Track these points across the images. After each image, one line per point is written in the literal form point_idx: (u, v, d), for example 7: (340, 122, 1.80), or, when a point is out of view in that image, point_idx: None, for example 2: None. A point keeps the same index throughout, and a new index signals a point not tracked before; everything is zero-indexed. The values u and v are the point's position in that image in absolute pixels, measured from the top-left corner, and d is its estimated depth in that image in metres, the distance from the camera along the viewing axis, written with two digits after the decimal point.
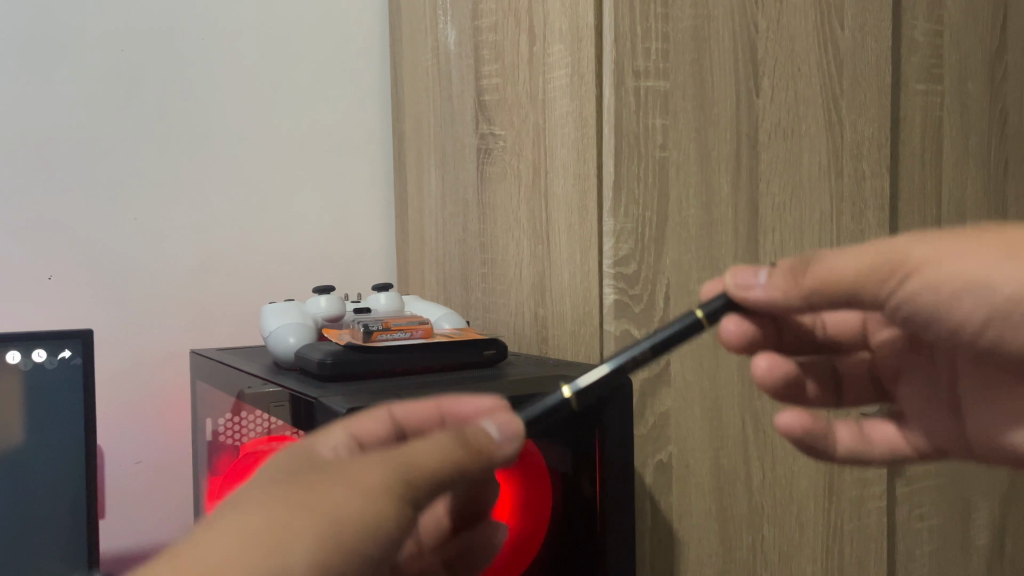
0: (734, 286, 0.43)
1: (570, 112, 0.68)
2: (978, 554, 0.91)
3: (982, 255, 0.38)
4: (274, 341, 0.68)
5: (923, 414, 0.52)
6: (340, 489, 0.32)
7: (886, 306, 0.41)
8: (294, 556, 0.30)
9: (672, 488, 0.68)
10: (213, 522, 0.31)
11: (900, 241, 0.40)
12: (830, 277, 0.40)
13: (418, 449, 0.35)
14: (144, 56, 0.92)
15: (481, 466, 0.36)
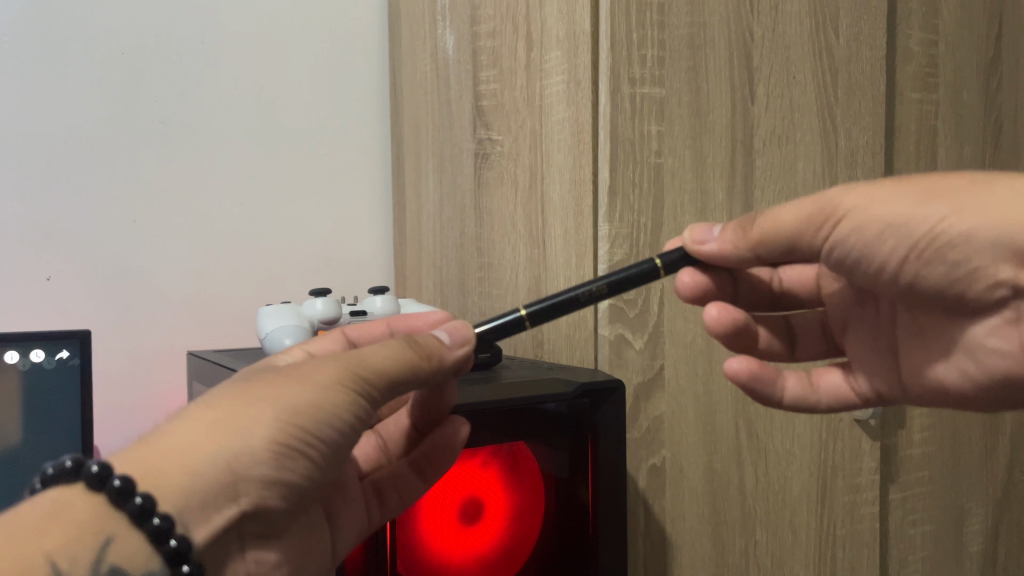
0: (690, 241, 0.51)
1: (566, 118, 0.69)
2: (970, 560, 0.91)
3: (900, 202, 0.44)
4: (271, 342, 0.70)
5: (866, 360, 0.56)
6: (296, 384, 0.41)
7: (824, 250, 0.48)
8: (253, 431, 0.39)
9: (665, 492, 0.69)
10: (193, 405, 0.40)
11: (836, 192, 0.47)
12: (775, 226, 0.48)
13: (369, 350, 0.43)
14: (147, 60, 0.93)
15: (428, 365, 0.44)
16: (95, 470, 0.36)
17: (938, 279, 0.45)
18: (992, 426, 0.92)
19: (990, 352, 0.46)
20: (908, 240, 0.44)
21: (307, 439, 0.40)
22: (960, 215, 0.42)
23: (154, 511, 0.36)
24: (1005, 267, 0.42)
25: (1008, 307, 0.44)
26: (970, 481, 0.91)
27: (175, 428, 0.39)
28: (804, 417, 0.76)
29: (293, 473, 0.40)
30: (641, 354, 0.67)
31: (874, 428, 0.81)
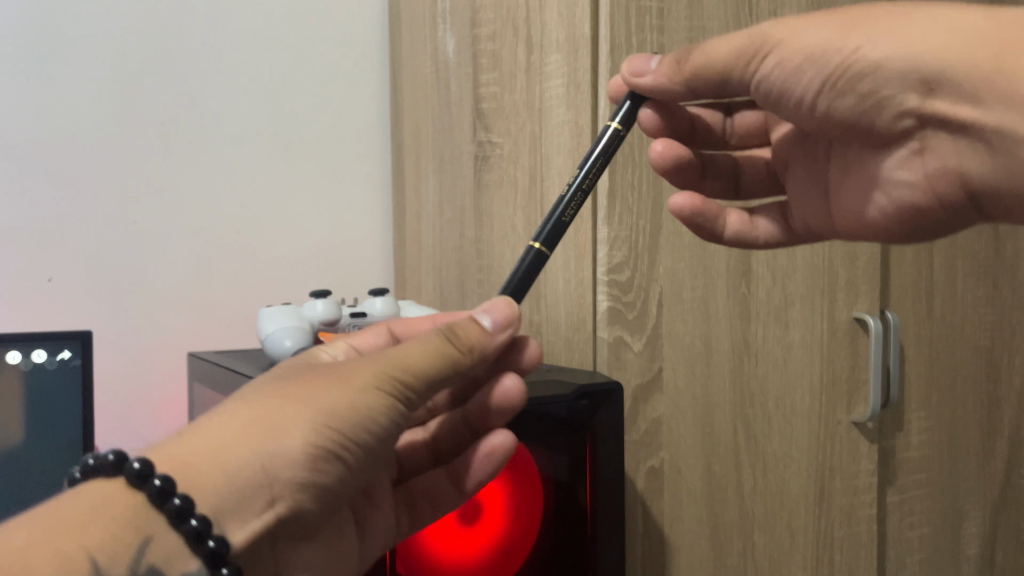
0: (630, 73, 0.55)
1: (566, 121, 0.69)
2: (968, 562, 0.91)
3: (823, 34, 0.47)
4: (272, 343, 0.70)
5: (803, 196, 0.60)
6: (338, 387, 0.42)
7: (750, 85, 0.50)
8: (291, 435, 0.40)
9: (663, 494, 0.69)
10: (232, 401, 0.42)
11: (768, 26, 0.49)
12: (710, 59, 0.51)
13: (408, 349, 0.44)
14: (149, 61, 0.94)
15: (468, 358, 0.45)
16: (136, 467, 0.37)
17: (849, 110, 0.47)
18: (989, 429, 0.92)
19: (898, 184, 0.50)
20: (823, 70, 0.46)
21: (341, 440, 0.41)
22: (876, 42, 0.45)
23: (192, 512, 0.37)
24: (912, 95, 0.45)
25: (913, 138, 0.47)
26: (968, 484, 0.91)
27: (213, 424, 0.40)
28: (803, 419, 0.76)
29: (326, 477, 0.41)
30: (639, 356, 0.68)
31: (872, 430, 0.81)
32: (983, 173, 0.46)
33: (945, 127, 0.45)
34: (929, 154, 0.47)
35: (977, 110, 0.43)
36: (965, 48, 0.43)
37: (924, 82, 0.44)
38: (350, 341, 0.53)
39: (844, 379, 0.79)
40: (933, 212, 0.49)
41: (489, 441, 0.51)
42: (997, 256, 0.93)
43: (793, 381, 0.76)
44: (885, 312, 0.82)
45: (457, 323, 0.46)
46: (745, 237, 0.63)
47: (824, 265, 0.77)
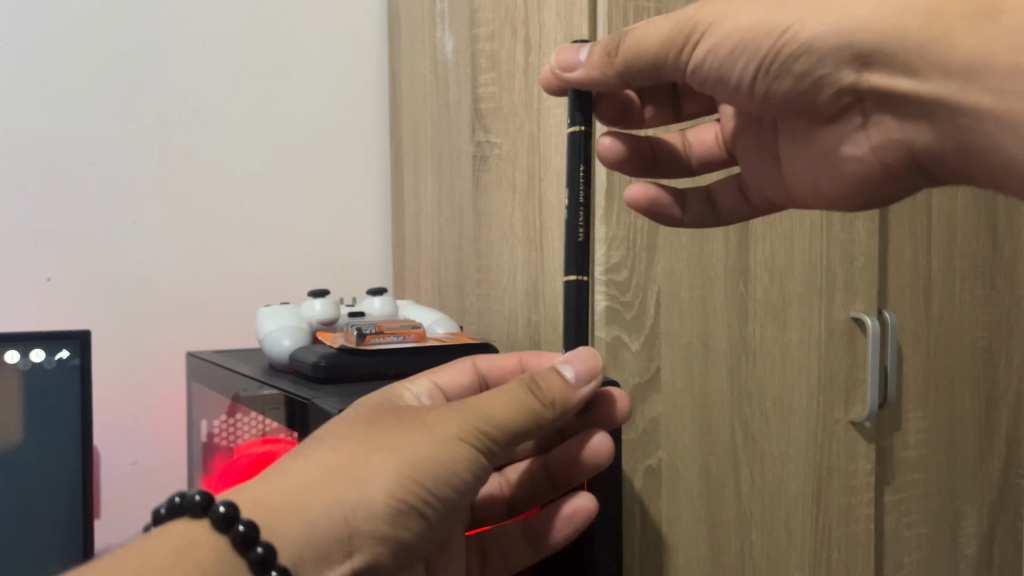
0: (559, 68, 0.52)
1: (564, 121, 0.69)
2: (965, 562, 0.91)
3: (753, 14, 0.45)
4: (270, 343, 0.70)
5: (754, 166, 0.59)
6: (421, 436, 0.42)
7: (687, 70, 0.49)
8: (374, 484, 0.39)
9: (661, 493, 0.69)
10: (319, 442, 0.42)
11: (696, 8, 0.48)
12: (641, 46, 0.49)
13: (494, 403, 0.44)
14: (146, 60, 0.94)
15: (551, 411, 0.45)
16: (221, 511, 0.37)
17: (789, 91, 0.46)
18: (987, 428, 0.93)
19: (847, 159, 0.50)
20: (758, 54, 0.45)
21: (426, 494, 0.40)
22: (809, 20, 0.44)
23: (273, 562, 0.37)
24: (848, 72, 0.44)
25: (854, 110, 0.47)
26: (965, 484, 0.91)
27: (299, 467, 0.40)
28: (801, 419, 0.76)
29: (404, 531, 0.40)
30: (637, 355, 0.68)
31: (869, 431, 0.81)
32: (926, 140, 0.46)
33: (883, 98, 0.45)
34: (873, 127, 0.47)
35: (917, 81, 0.43)
36: (896, 19, 0.42)
37: (859, 58, 0.43)
38: (434, 378, 0.52)
39: (841, 378, 0.79)
40: (880, 182, 0.49)
41: (574, 503, 0.55)
42: (994, 257, 0.93)
43: (790, 381, 0.76)
44: (882, 312, 0.82)
45: (539, 374, 0.46)
46: (705, 217, 0.62)
47: (822, 266, 0.77)
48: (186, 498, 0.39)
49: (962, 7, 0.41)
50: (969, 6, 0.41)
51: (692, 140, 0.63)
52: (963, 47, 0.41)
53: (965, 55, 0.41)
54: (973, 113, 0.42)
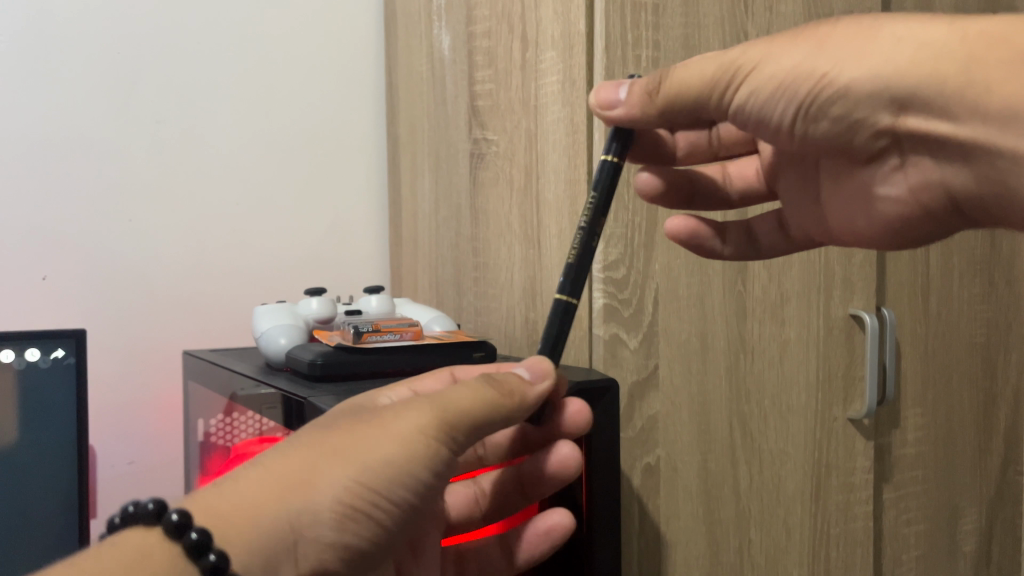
0: (598, 106, 0.51)
1: (562, 119, 0.69)
2: (964, 559, 0.91)
3: (794, 56, 0.45)
4: (266, 341, 0.69)
5: (797, 203, 0.58)
6: (378, 437, 0.41)
7: (726, 111, 0.48)
8: (326, 490, 0.39)
9: (660, 491, 0.69)
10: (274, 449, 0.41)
11: (737, 50, 0.47)
12: (681, 87, 0.48)
13: (450, 396, 0.44)
14: (143, 59, 0.93)
15: (509, 400, 0.45)
16: (173, 519, 0.37)
17: (826, 134, 0.47)
18: (986, 426, 0.93)
19: (885, 199, 0.50)
20: (796, 98, 0.45)
21: (376, 493, 0.40)
22: (847, 66, 0.44)
23: (224, 569, 0.36)
24: (885, 115, 0.45)
25: (892, 152, 0.48)
26: (963, 481, 0.91)
27: (252, 471, 0.40)
28: (799, 416, 0.76)
29: (356, 535, 0.40)
30: (636, 353, 0.68)
31: (868, 428, 0.81)
32: (965, 185, 0.46)
33: (923, 141, 0.46)
34: (911, 168, 0.48)
35: (953, 124, 0.44)
36: (934, 65, 0.43)
37: (896, 102, 0.44)
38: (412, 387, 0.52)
39: (840, 375, 0.79)
40: (919, 222, 0.50)
41: (551, 519, 0.56)
42: (992, 252, 0.93)
43: (789, 378, 0.76)
44: (880, 309, 0.82)
45: (497, 372, 0.46)
46: (743, 250, 0.62)
47: (820, 263, 0.77)
48: (140, 507, 0.38)
49: (1000, 53, 0.41)
50: (1003, 52, 0.41)
51: (733, 173, 0.63)
52: (1001, 93, 0.41)
53: (1003, 102, 0.41)
54: (1011, 157, 0.43)
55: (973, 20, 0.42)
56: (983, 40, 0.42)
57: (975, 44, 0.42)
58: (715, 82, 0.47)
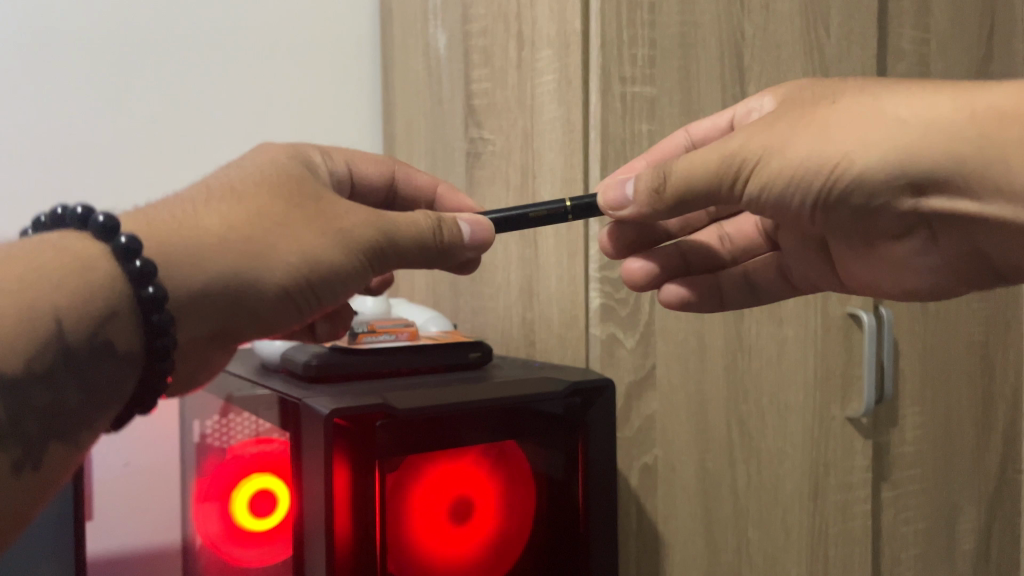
0: (610, 206, 0.51)
1: (557, 117, 0.69)
2: (963, 558, 0.91)
3: (800, 143, 0.43)
4: (261, 342, 0.69)
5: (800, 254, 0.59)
6: (323, 233, 0.43)
7: (740, 200, 0.46)
8: (268, 271, 0.42)
9: (658, 491, 0.69)
10: (236, 197, 0.43)
11: (738, 136, 0.45)
12: (688, 179, 0.46)
13: (398, 223, 0.46)
14: (139, 58, 0.93)
15: (446, 251, 0.48)
16: (101, 221, 0.40)
17: (848, 219, 0.45)
18: (984, 424, 0.92)
19: (914, 271, 0.49)
20: (812, 190, 0.44)
21: (307, 284, 0.43)
22: (858, 152, 0.42)
23: (150, 280, 0.39)
24: (906, 198, 0.43)
25: (918, 232, 0.46)
26: (962, 478, 0.91)
27: (207, 213, 0.42)
28: (797, 415, 0.76)
29: (285, 315, 0.43)
30: (633, 353, 0.67)
31: (865, 426, 0.81)
32: (1002, 250, 0.45)
33: (951, 219, 0.44)
34: (940, 243, 0.46)
35: (976, 202, 0.42)
36: (948, 144, 0.41)
37: (915, 185, 0.43)
38: (350, 160, 0.55)
39: (838, 374, 0.79)
40: (954, 287, 0.49)
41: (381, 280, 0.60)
42: None
43: (787, 378, 0.76)
44: (879, 308, 0.82)
45: (446, 218, 0.48)
46: (745, 301, 0.63)
47: None
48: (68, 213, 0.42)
49: (1014, 130, 0.40)
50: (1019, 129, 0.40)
51: (731, 231, 0.64)
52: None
53: None
54: None
55: (979, 95, 0.42)
56: (994, 118, 0.41)
57: (986, 123, 0.41)
58: (720, 174, 0.45)
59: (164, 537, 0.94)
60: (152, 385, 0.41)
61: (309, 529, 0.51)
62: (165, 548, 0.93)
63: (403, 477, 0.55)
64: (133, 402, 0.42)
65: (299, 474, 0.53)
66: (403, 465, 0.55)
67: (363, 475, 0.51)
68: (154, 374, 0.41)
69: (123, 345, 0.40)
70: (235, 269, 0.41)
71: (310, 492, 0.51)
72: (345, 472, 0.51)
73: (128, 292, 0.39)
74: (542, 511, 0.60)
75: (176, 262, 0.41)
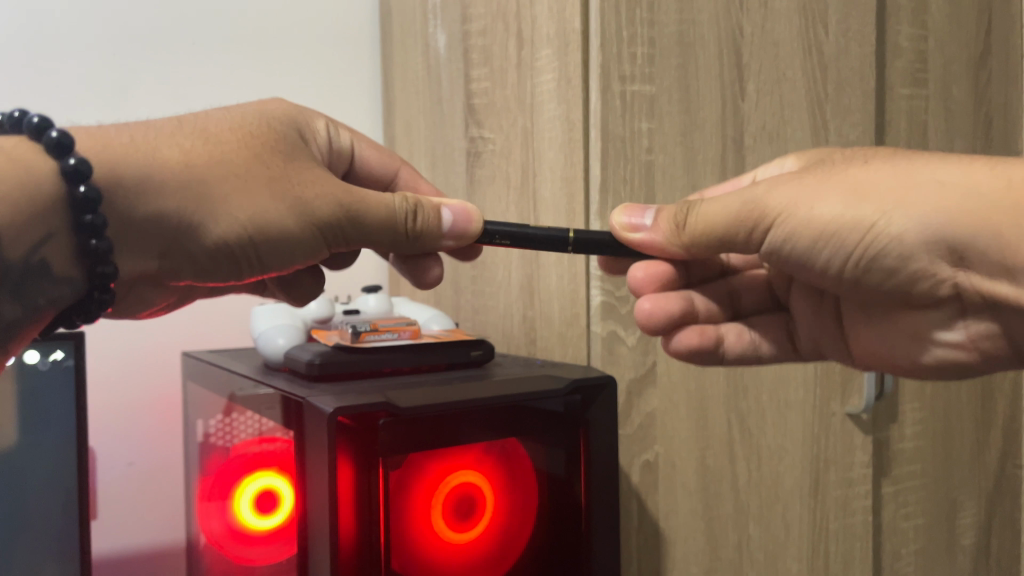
0: (620, 228, 0.52)
1: (557, 116, 0.69)
2: (964, 553, 0.92)
3: (835, 203, 0.45)
4: (264, 341, 0.69)
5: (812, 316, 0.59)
6: (280, 197, 0.43)
7: (756, 251, 0.49)
8: (215, 218, 0.42)
9: (659, 488, 0.69)
10: (204, 137, 0.44)
11: (766, 189, 0.47)
12: (709, 225, 0.48)
13: (365, 203, 0.46)
14: (137, 60, 0.93)
15: (413, 237, 0.48)
16: (53, 138, 0.40)
17: (883, 280, 0.47)
18: (983, 420, 0.93)
19: (933, 342, 0.50)
20: (846, 247, 0.45)
21: (253, 245, 0.43)
22: (895, 216, 0.44)
23: (92, 208, 0.39)
24: (944, 264, 0.45)
25: (948, 303, 0.47)
26: (962, 474, 0.91)
27: (174, 145, 0.43)
28: (797, 411, 0.77)
29: (226, 266, 0.44)
30: (633, 350, 0.68)
31: (866, 423, 0.81)
32: None
33: (984, 299, 0.46)
34: (970, 316, 0.48)
35: (1014, 279, 0.44)
36: (984, 214, 0.43)
37: (953, 251, 0.44)
38: (356, 139, 0.54)
39: (838, 370, 0.79)
40: (970, 364, 0.50)
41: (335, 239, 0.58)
42: None
43: (787, 374, 0.76)
44: None
45: (422, 202, 0.48)
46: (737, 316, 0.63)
47: None
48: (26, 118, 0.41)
49: None
50: None
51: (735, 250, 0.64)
52: None
53: None
54: None
55: (1013, 167, 0.43)
56: None
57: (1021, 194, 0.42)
58: (744, 220, 0.47)
59: (168, 536, 0.94)
60: (90, 311, 0.43)
61: (314, 525, 0.52)
62: (169, 547, 0.94)
63: (407, 477, 0.55)
64: (62, 319, 0.43)
65: (302, 475, 0.53)
66: (407, 462, 0.55)
67: (366, 470, 0.52)
68: (88, 299, 0.42)
69: (58, 266, 0.41)
70: (186, 209, 0.42)
71: (316, 490, 0.51)
72: (348, 469, 0.51)
73: (70, 214, 0.40)
74: (544, 509, 0.61)
75: (123, 187, 0.41)
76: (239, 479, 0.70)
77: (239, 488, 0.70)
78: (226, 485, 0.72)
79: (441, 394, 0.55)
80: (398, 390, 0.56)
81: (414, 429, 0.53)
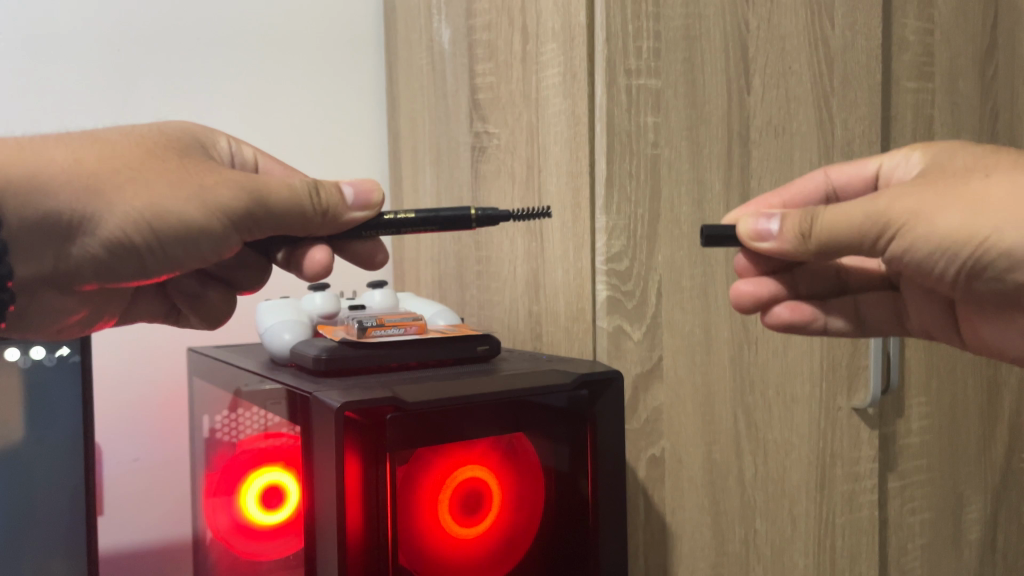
0: (746, 236, 0.50)
1: (563, 110, 0.69)
2: (970, 548, 0.92)
3: (953, 215, 0.44)
4: (270, 337, 0.69)
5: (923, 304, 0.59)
6: (176, 185, 0.44)
7: (878, 254, 0.47)
8: (111, 210, 0.43)
9: (665, 483, 0.69)
10: (97, 138, 0.45)
11: (886, 197, 0.45)
12: (835, 231, 0.46)
13: (267, 186, 0.46)
14: (140, 58, 0.93)
15: (320, 218, 0.48)
16: None
17: (994, 287, 0.46)
18: (990, 414, 0.92)
19: None
20: (959, 259, 0.45)
21: (153, 235, 0.44)
22: (1008, 231, 0.43)
23: None
24: None
25: None
26: (968, 469, 0.91)
27: (68, 145, 0.44)
28: (803, 406, 0.76)
29: (133, 257, 0.45)
30: (639, 345, 0.68)
31: (872, 417, 0.81)
32: None
33: None
34: None
35: None
36: None
37: None
38: (261, 155, 0.53)
39: (844, 365, 0.79)
40: None
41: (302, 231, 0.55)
42: None
43: (792, 369, 0.76)
44: None
45: (322, 181, 0.48)
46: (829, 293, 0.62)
47: None
48: None
49: None
50: None
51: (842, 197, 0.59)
52: None
53: None
54: None
55: None
56: None
57: None
58: (866, 229, 0.45)
59: (174, 531, 0.94)
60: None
61: (321, 521, 0.52)
62: (176, 542, 0.94)
63: (414, 472, 0.55)
64: None
65: (310, 470, 0.53)
66: (413, 457, 0.55)
67: (373, 465, 0.52)
68: None
69: None
70: (78, 203, 0.43)
71: (323, 486, 0.51)
72: (356, 464, 0.51)
73: None
74: (551, 505, 0.60)
75: (16, 185, 0.42)
76: (245, 475, 0.70)
77: (245, 484, 0.70)
78: (232, 480, 0.71)
79: (447, 389, 0.55)
80: (404, 385, 0.56)
81: (420, 425, 0.53)
